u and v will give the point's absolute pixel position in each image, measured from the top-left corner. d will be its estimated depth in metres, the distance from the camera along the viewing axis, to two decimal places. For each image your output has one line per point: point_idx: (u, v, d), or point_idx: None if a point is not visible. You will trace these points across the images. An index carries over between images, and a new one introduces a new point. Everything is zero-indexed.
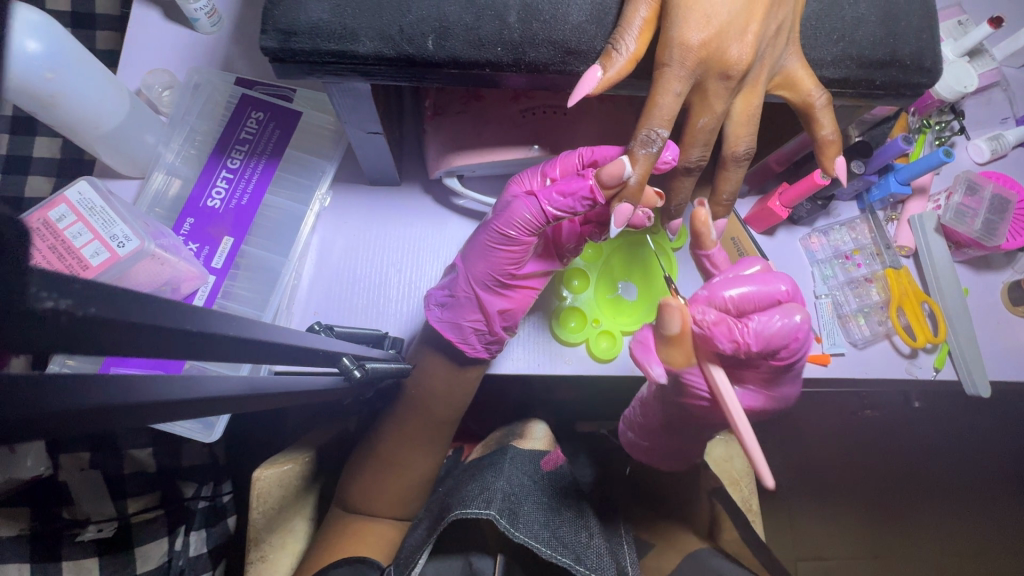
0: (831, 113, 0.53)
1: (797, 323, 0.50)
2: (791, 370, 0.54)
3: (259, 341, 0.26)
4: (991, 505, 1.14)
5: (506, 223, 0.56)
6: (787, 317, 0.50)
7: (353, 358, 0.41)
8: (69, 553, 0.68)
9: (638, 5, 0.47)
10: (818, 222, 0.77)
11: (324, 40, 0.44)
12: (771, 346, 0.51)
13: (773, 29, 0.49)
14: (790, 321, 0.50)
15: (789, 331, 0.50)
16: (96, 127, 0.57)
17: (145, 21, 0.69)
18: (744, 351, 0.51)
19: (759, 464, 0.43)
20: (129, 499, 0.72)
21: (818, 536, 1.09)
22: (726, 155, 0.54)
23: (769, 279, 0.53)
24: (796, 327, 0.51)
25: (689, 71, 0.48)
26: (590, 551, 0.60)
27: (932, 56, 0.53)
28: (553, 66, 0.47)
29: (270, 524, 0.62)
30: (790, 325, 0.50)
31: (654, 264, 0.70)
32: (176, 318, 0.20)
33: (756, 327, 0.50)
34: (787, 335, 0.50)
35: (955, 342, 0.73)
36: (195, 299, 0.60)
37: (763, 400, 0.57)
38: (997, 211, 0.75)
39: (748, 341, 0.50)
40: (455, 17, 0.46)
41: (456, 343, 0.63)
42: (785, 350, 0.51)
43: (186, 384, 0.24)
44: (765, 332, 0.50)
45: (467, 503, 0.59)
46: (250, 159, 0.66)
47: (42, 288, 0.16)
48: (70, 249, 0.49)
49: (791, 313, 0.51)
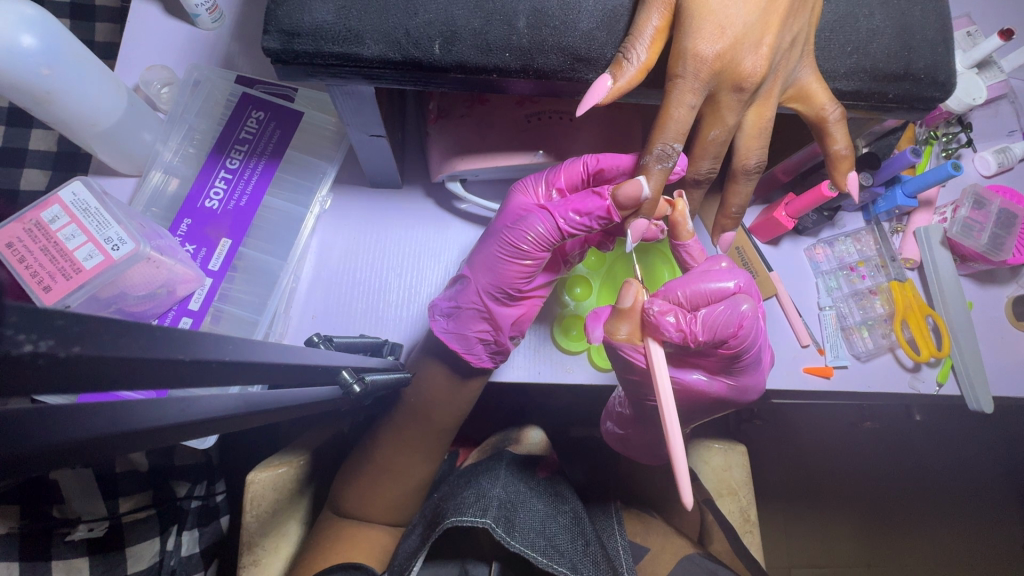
0: (844, 127, 0.52)
1: (741, 312, 0.52)
2: (740, 360, 0.57)
3: (253, 362, 0.25)
4: (986, 516, 1.13)
5: (519, 237, 0.56)
6: (731, 306, 0.52)
7: (352, 371, 0.41)
8: (58, 552, 0.65)
9: (650, 13, 0.46)
10: (823, 233, 0.77)
11: (328, 42, 0.43)
12: (716, 335, 0.52)
13: (788, 41, 0.48)
14: (734, 309, 0.52)
15: (732, 319, 0.52)
16: (92, 125, 0.55)
17: (144, 16, 0.67)
18: (692, 339, 0.52)
19: (673, 442, 0.44)
20: (121, 498, 0.70)
21: (814, 542, 1.09)
22: (736, 168, 0.54)
23: (722, 274, 0.55)
24: (741, 315, 0.52)
25: (703, 83, 0.47)
26: (587, 561, 0.59)
27: (947, 70, 0.52)
28: (561, 73, 0.46)
29: (263, 527, 0.61)
30: (735, 313, 0.52)
31: (658, 272, 0.69)
32: (167, 348, 0.19)
33: (702, 316, 0.52)
34: (730, 323, 0.52)
35: (958, 356, 0.72)
36: (192, 301, 0.58)
37: (718, 385, 0.60)
38: (1005, 226, 0.74)
39: (695, 330, 0.52)
40: (463, 20, 0.45)
41: (462, 353, 0.62)
42: (730, 339, 0.53)
43: (179, 405, 0.23)
44: (711, 321, 0.52)
45: (462, 511, 0.58)
46: (250, 159, 0.64)
47: (21, 330, 0.15)
48: (63, 252, 0.48)
49: (736, 302, 0.53)
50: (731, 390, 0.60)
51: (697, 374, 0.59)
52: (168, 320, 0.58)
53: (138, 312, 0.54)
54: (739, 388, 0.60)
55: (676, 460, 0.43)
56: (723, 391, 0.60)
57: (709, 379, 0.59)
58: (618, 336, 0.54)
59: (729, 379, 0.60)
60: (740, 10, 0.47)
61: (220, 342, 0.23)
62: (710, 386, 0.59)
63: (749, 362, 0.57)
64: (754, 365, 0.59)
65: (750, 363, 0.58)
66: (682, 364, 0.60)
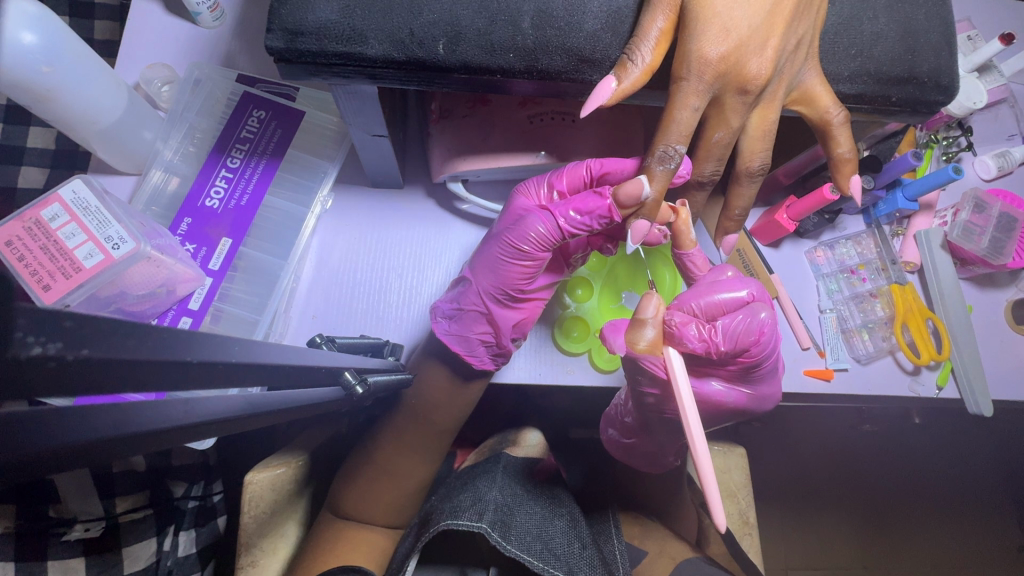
0: (848, 131, 0.52)
1: (761, 319, 0.53)
2: (760, 369, 0.57)
3: (255, 363, 0.25)
4: (980, 519, 1.14)
5: (520, 237, 0.55)
6: (751, 315, 0.53)
7: (355, 372, 0.40)
8: (55, 552, 0.65)
9: (655, 15, 0.46)
10: (824, 235, 0.77)
11: (331, 41, 0.43)
12: (737, 344, 0.53)
13: (793, 43, 0.49)
14: (753, 318, 0.53)
15: (753, 328, 0.52)
16: (92, 123, 0.55)
17: (145, 14, 0.67)
18: (714, 350, 0.53)
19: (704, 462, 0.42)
20: (117, 498, 0.69)
21: (810, 543, 1.09)
22: (739, 170, 0.54)
23: (734, 283, 0.56)
24: (761, 323, 0.53)
25: (708, 85, 0.47)
26: (583, 564, 0.58)
27: (949, 74, 0.52)
28: (565, 74, 0.46)
29: (261, 528, 0.60)
30: (755, 321, 0.53)
31: (659, 273, 0.69)
32: (178, 349, 0.19)
33: (722, 326, 0.53)
34: (751, 331, 0.52)
35: (959, 360, 0.72)
36: (192, 301, 0.58)
37: (736, 394, 0.59)
38: (1005, 230, 0.74)
39: (717, 341, 0.52)
40: (467, 21, 0.45)
41: (463, 355, 0.61)
42: (752, 346, 0.53)
43: (183, 405, 0.23)
44: (732, 330, 0.53)
45: (457, 514, 0.57)
46: (251, 159, 0.64)
47: (28, 332, 0.15)
48: (62, 250, 0.48)
49: (755, 311, 0.53)
50: (750, 399, 0.60)
51: (713, 383, 0.59)
52: (167, 320, 0.57)
53: (136, 311, 0.54)
54: (757, 397, 0.60)
55: (704, 469, 0.42)
56: (743, 400, 0.60)
57: (727, 389, 0.59)
58: (640, 346, 0.52)
59: (747, 389, 0.60)
60: (746, 12, 0.47)
61: (225, 343, 0.23)
62: (728, 396, 0.59)
63: (767, 370, 0.57)
64: (771, 373, 0.59)
65: (768, 371, 0.58)
66: (698, 374, 0.60)
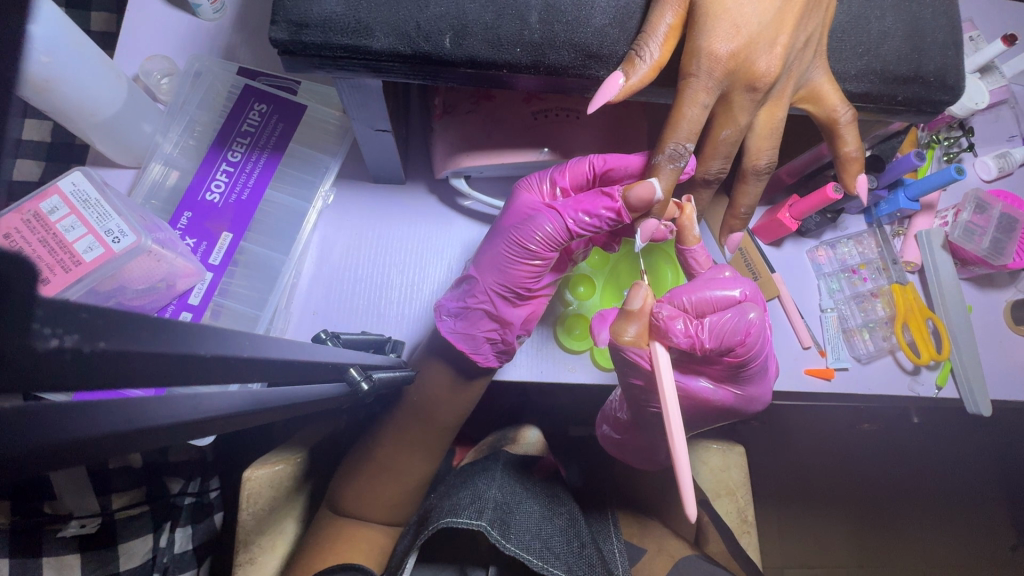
0: (855, 130, 0.52)
1: (748, 320, 0.53)
2: (746, 370, 0.57)
3: (264, 358, 0.25)
4: (974, 519, 1.15)
5: (527, 237, 0.55)
6: (739, 314, 0.53)
7: (360, 368, 0.40)
8: (50, 548, 0.64)
9: (664, 11, 0.45)
10: (826, 235, 0.77)
11: (336, 33, 0.43)
12: (722, 342, 0.53)
13: (802, 41, 0.48)
14: (741, 317, 0.52)
15: (740, 327, 0.52)
16: (91, 115, 0.55)
17: (144, 5, 0.66)
18: (698, 346, 0.52)
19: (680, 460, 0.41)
20: (114, 494, 0.69)
21: (807, 543, 1.09)
22: (746, 168, 0.54)
23: (728, 283, 0.56)
24: (748, 323, 0.53)
25: (717, 82, 0.47)
26: (582, 564, 0.58)
27: (955, 74, 0.52)
28: (572, 69, 0.46)
29: (259, 526, 0.60)
30: (742, 320, 0.53)
31: (660, 272, 0.68)
32: (188, 344, 0.19)
33: (708, 323, 0.52)
34: (738, 331, 0.52)
35: (958, 360, 0.72)
36: (192, 296, 0.57)
37: (723, 393, 0.60)
38: (1006, 230, 0.74)
39: (702, 337, 0.52)
40: (475, 15, 0.44)
41: (468, 353, 0.61)
42: (738, 346, 0.53)
43: (189, 402, 0.23)
44: (718, 328, 0.52)
45: (457, 512, 0.57)
46: (252, 152, 0.63)
47: (44, 324, 0.15)
48: (61, 243, 0.47)
49: (743, 311, 0.53)
50: (738, 400, 0.60)
51: (701, 381, 0.60)
52: (166, 316, 0.56)
53: (139, 306, 0.53)
54: (745, 398, 0.60)
55: (679, 464, 0.42)
56: (730, 400, 0.60)
57: (714, 388, 0.59)
58: (625, 338, 0.51)
59: (735, 389, 0.60)
60: (756, 9, 0.47)
61: (235, 339, 0.23)
62: (715, 394, 0.60)
63: (755, 371, 0.57)
64: (760, 374, 0.58)
65: (756, 372, 0.58)
66: (687, 371, 0.60)
